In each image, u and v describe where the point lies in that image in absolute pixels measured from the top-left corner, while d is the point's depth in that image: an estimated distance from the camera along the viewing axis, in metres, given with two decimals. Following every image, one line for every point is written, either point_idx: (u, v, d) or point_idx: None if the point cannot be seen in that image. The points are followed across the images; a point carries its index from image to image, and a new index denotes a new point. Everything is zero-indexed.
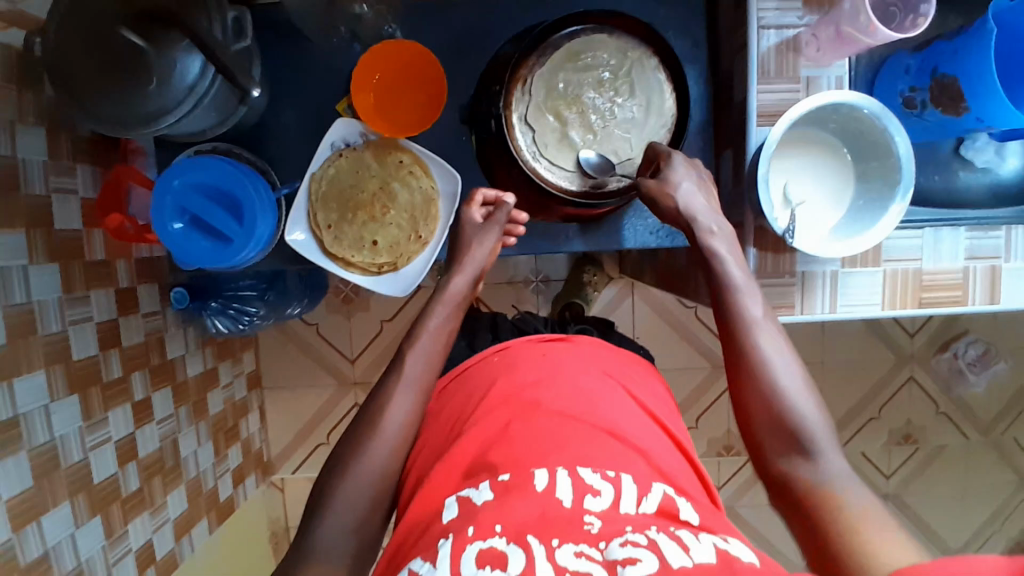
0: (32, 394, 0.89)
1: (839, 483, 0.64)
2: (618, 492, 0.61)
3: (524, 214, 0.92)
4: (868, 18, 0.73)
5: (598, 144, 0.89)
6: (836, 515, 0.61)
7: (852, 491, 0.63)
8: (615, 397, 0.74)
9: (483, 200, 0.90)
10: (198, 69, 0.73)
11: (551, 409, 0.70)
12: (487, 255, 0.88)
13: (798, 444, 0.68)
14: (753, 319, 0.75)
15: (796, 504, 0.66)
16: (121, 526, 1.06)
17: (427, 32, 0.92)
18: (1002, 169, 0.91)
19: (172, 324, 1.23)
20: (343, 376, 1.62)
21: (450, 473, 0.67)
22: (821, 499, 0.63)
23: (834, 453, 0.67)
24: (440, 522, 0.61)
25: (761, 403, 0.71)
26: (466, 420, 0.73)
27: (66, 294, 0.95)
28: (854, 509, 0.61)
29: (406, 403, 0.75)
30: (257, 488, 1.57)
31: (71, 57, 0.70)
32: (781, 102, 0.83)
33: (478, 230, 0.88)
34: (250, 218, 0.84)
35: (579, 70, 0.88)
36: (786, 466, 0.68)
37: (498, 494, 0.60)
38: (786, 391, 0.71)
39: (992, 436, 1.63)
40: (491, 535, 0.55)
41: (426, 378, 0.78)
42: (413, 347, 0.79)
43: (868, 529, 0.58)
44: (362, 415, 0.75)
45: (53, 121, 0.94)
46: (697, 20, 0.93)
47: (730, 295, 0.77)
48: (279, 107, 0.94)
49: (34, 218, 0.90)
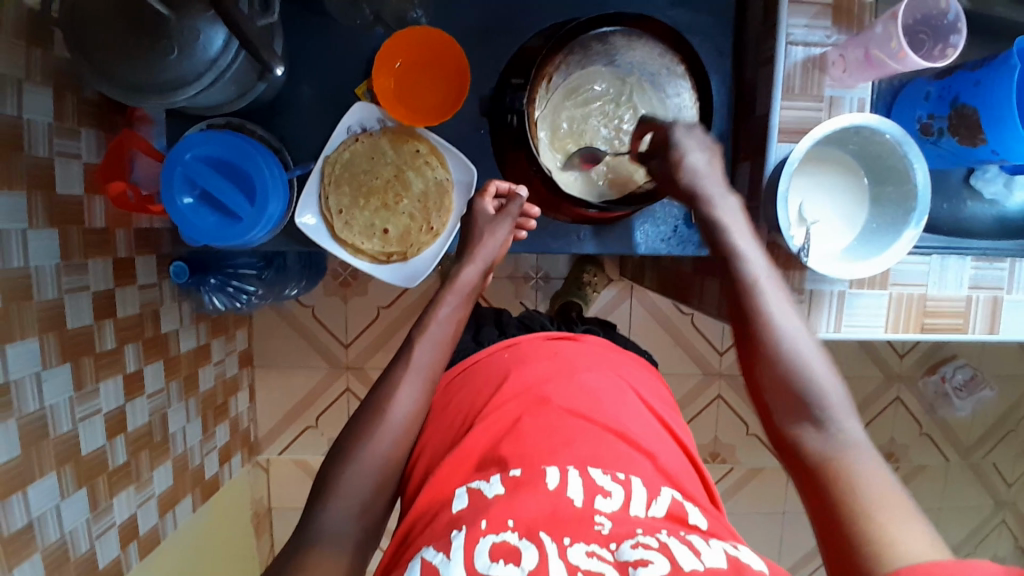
0: (23, 361, 0.87)
1: (850, 453, 0.61)
2: (629, 494, 0.61)
3: (536, 209, 0.92)
4: (900, 44, 0.73)
5: (611, 169, 0.91)
6: (844, 489, 0.58)
7: (866, 462, 0.60)
8: (624, 397, 0.74)
9: (496, 191, 0.89)
10: (222, 42, 0.70)
11: (561, 407, 0.69)
12: (498, 247, 0.87)
13: (809, 408, 0.65)
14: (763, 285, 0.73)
15: (805, 475, 0.62)
16: (106, 499, 1.05)
17: (451, 20, 0.91)
18: (1008, 203, 0.92)
19: (167, 297, 1.22)
20: (335, 360, 1.61)
21: (460, 465, 0.67)
22: (829, 467, 0.60)
23: (849, 418, 0.64)
24: (450, 511, 0.62)
25: (769, 366, 0.69)
26: (476, 412, 0.72)
27: (63, 262, 0.93)
28: (867, 479, 0.58)
29: (415, 391, 0.75)
30: (242, 467, 1.56)
31: (96, 21, 0.69)
32: (802, 121, 0.84)
33: (490, 221, 0.87)
34: (261, 197, 0.83)
35: (580, 104, 0.91)
36: (793, 431, 0.65)
37: (510, 489, 0.61)
38: (799, 354, 0.68)
39: (972, 459, 1.66)
40: (503, 529, 0.56)
41: (433, 369, 0.78)
42: (422, 335, 0.79)
43: (879, 510, 0.55)
44: (365, 405, 0.75)
45: (59, 81, 0.92)
46: (723, 29, 0.93)
47: (741, 266, 0.75)
48: (295, 86, 0.92)
49: (35, 181, 0.88)
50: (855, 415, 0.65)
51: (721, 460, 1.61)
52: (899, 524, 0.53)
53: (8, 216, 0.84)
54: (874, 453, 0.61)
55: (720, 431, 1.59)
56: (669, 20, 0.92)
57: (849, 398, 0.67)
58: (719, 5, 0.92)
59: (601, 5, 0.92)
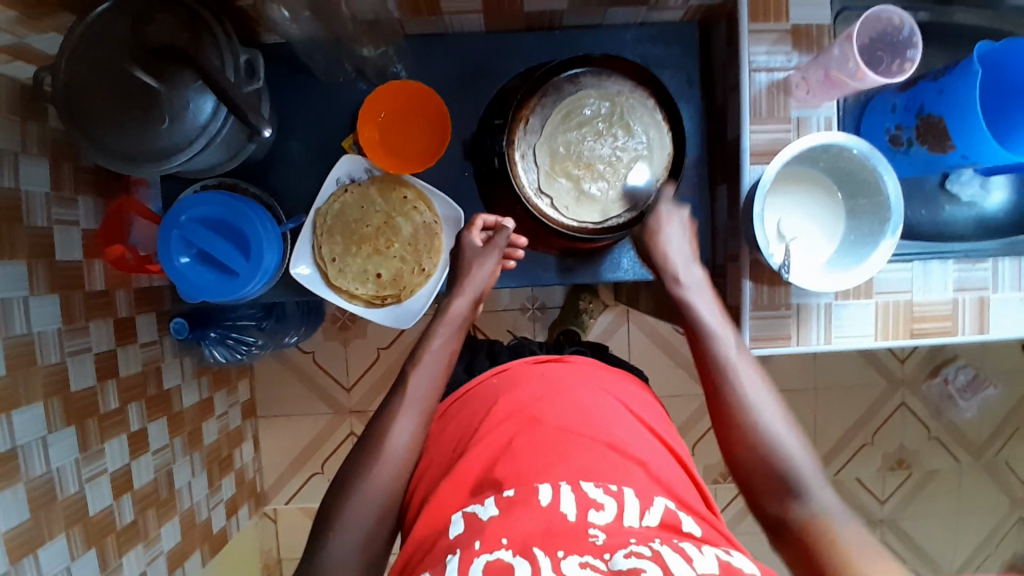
0: (31, 425, 0.89)
1: (832, 519, 0.68)
2: (622, 506, 0.62)
3: (524, 239, 0.93)
4: (856, 65, 0.76)
5: (614, 190, 0.91)
6: (831, 550, 0.65)
7: (845, 526, 0.67)
8: (614, 411, 0.75)
9: (483, 225, 0.91)
10: (210, 109, 0.73)
11: (554, 425, 0.71)
12: (487, 278, 0.88)
13: (789, 486, 0.70)
14: (738, 372, 0.77)
15: (795, 542, 0.68)
16: (116, 559, 1.05)
17: (430, 69, 0.95)
18: (987, 203, 0.95)
19: (169, 353, 1.23)
20: (338, 404, 1.62)
21: (457, 490, 0.68)
22: (814, 538, 0.67)
23: (826, 490, 0.70)
24: (447, 538, 0.63)
25: (748, 445, 0.73)
26: (471, 437, 0.73)
27: (65, 326, 0.95)
28: (853, 549, 0.65)
29: (410, 423, 0.75)
30: (250, 519, 1.55)
31: (89, 94, 0.71)
32: (774, 142, 0.86)
33: (478, 253, 0.88)
34: (256, 252, 0.85)
35: (575, 127, 0.90)
36: (780, 513, 0.70)
37: (504, 508, 0.62)
38: (771, 431, 0.73)
39: (983, 459, 1.65)
40: (498, 547, 0.57)
41: (428, 402, 0.78)
42: (416, 368, 0.80)
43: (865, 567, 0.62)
44: (363, 441, 0.75)
45: (56, 153, 0.95)
46: (691, 60, 0.97)
47: (711, 346, 0.79)
48: (286, 143, 0.95)
49: (35, 249, 0.90)
50: (827, 480, 0.71)
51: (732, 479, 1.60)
52: None
53: (10, 284, 0.86)
54: (851, 518, 0.68)
55: None
56: (638, 55, 0.96)
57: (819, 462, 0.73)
58: (685, 37, 0.97)
59: (572, 45, 0.96)
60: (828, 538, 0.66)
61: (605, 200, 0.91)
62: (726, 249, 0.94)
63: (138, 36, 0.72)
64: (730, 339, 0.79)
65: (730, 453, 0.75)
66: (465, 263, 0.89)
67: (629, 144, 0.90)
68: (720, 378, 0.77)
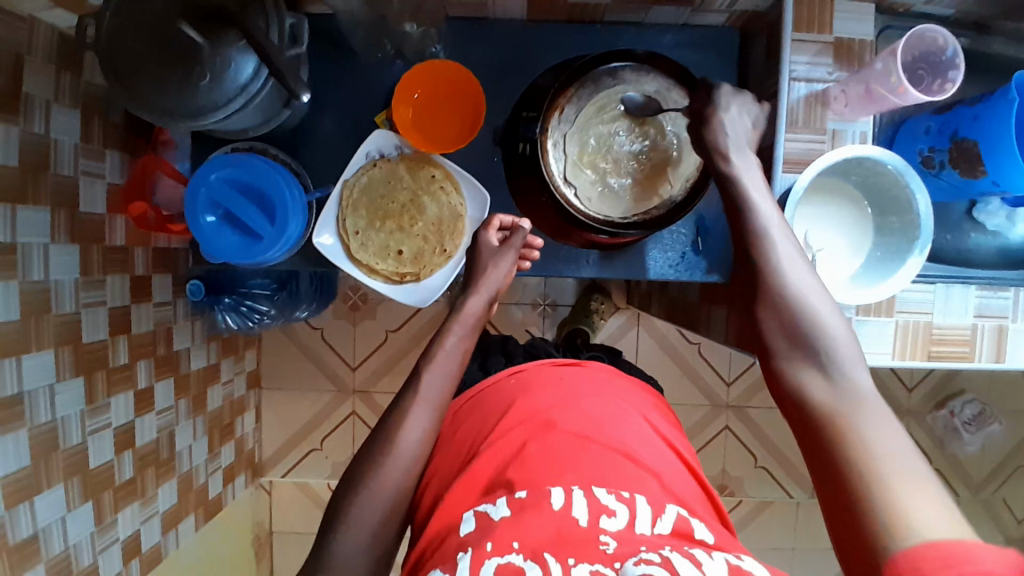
0: (40, 372, 0.89)
1: (861, 405, 0.59)
2: (633, 513, 0.62)
3: (539, 240, 0.94)
4: (899, 79, 0.76)
5: (640, 188, 0.92)
6: (850, 437, 0.57)
7: (873, 416, 0.58)
8: (628, 419, 0.75)
9: (500, 224, 0.92)
10: (252, 71, 0.73)
11: (567, 430, 0.70)
12: (503, 278, 0.89)
13: (818, 365, 0.64)
14: (779, 247, 0.72)
15: (809, 426, 0.61)
16: (111, 515, 1.05)
17: (468, 53, 0.95)
18: (1011, 234, 0.94)
19: (182, 316, 1.24)
20: (343, 383, 1.62)
21: (469, 488, 0.68)
22: (834, 424, 0.59)
23: (861, 380, 0.62)
24: (458, 536, 0.63)
25: (778, 320, 0.68)
26: (484, 437, 0.73)
27: (83, 277, 0.96)
28: (872, 433, 0.56)
29: (423, 419, 0.76)
30: (245, 489, 1.55)
31: (134, 51, 0.72)
32: (807, 152, 0.86)
33: (495, 252, 0.89)
34: (282, 217, 0.85)
35: (608, 122, 0.90)
36: (801, 390, 0.64)
37: (516, 511, 0.62)
38: (811, 311, 0.67)
39: (982, 495, 1.64)
40: (509, 551, 0.58)
41: (441, 400, 0.79)
42: (430, 366, 0.80)
43: (885, 464, 0.54)
44: (377, 432, 0.75)
45: (88, 105, 0.96)
46: (730, 65, 0.96)
47: (750, 219, 0.75)
48: (319, 114, 0.96)
49: (59, 198, 0.91)
50: (866, 371, 0.63)
51: (728, 492, 1.60)
52: (905, 484, 0.52)
53: (32, 230, 0.86)
54: (884, 410, 0.59)
55: (727, 462, 1.58)
56: (677, 56, 0.96)
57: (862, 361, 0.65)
58: (725, 44, 0.96)
59: (612, 40, 0.96)
60: (849, 427, 0.58)
61: (628, 197, 0.92)
62: None
63: None
64: (775, 219, 0.74)
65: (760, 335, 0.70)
66: (481, 262, 0.90)
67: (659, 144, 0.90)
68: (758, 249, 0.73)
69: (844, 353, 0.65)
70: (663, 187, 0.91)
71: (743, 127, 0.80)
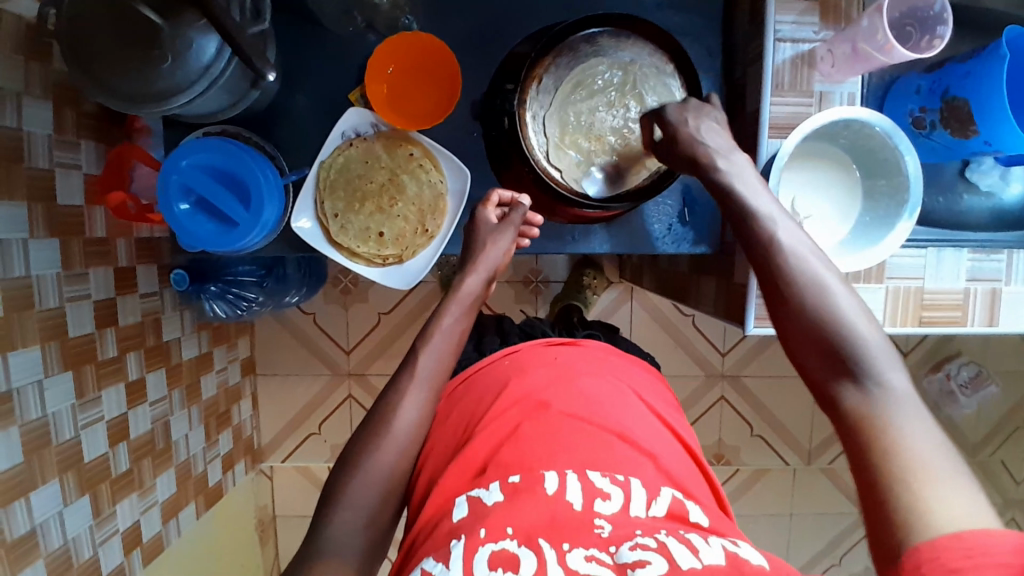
0: (27, 368, 0.88)
1: (894, 409, 0.55)
2: (628, 496, 0.62)
3: (538, 216, 0.93)
4: (885, 37, 0.73)
5: (625, 163, 0.90)
6: (881, 446, 0.53)
7: (910, 421, 0.54)
8: (625, 401, 0.74)
9: (499, 200, 0.91)
10: (214, 50, 0.71)
11: (561, 412, 0.70)
12: (502, 255, 0.88)
13: (846, 366, 0.58)
14: (788, 239, 0.65)
15: (842, 431, 0.57)
16: (109, 507, 1.05)
17: (444, 26, 0.92)
18: (1005, 194, 0.92)
19: (169, 306, 1.23)
20: (337, 367, 1.62)
21: (463, 473, 0.67)
22: (865, 430, 0.55)
23: (896, 377, 0.57)
24: (450, 521, 0.62)
25: (792, 312, 0.62)
26: (477, 421, 0.72)
27: (64, 271, 0.94)
28: (908, 440, 0.52)
29: (418, 401, 0.75)
30: (246, 475, 1.56)
31: (90, 30, 0.69)
32: (793, 116, 0.83)
33: (493, 230, 0.88)
34: (257, 203, 0.83)
35: (587, 97, 0.88)
36: (830, 390, 0.59)
37: (509, 497, 0.61)
38: (831, 307, 0.61)
39: (979, 456, 1.64)
40: (502, 537, 0.57)
41: (436, 379, 0.78)
42: (426, 347, 0.79)
43: (924, 474, 0.50)
44: (369, 419, 0.74)
45: (60, 94, 0.93)
46: (713, 29, 0.94)
47: (756, 217, 0.67)
48: (293, 94, 0.93)
49: (35, 191, 0.89)
50: (902, 367, 0.58)
51: (726, 462, 1.60)
52: (937, 491, 0.49)
53: (9, 225, 0.85)
54: (921, 413, 0.55)
55: (724, 432, 1.58)
56: (659, 21, 0.93)
57: (894, 350, 0.60)
58: (709, 7, 0.93)
59: (592, 7, 0.93)
60: (881, 434, 0.54)
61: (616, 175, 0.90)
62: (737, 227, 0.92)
63: None
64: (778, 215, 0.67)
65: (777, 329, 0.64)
66: (478, 239, 0.88)
67: (642, 115, 0.88)
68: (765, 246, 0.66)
69: (873, 343, 0.59)
70: (651, 159, 0.90)
71: (717, 131, 0.75)
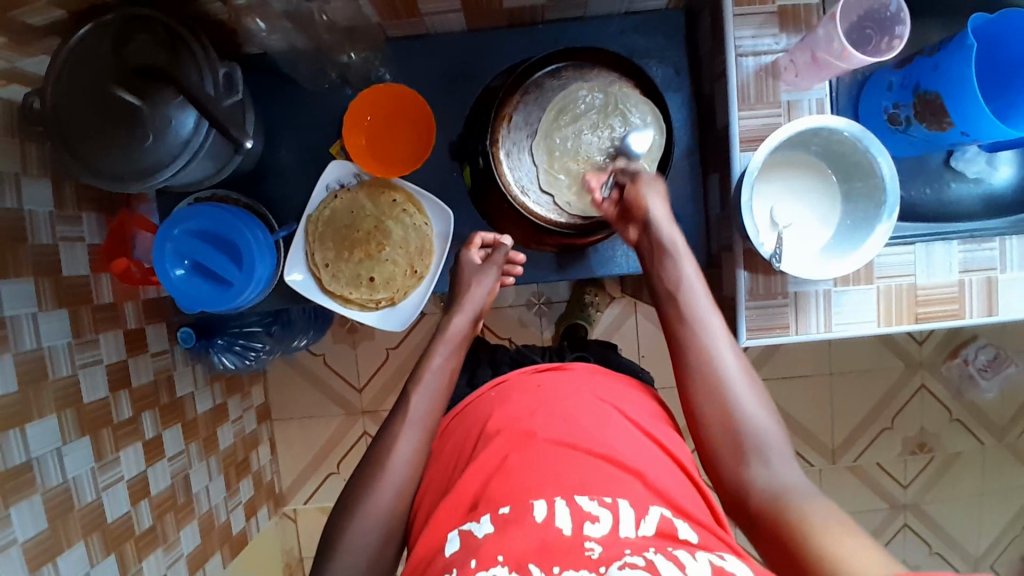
0: (43, 438, 0.91)
1: (793, 491, 0.67)
2: (617, 517, 0.62)
3: (521, 254, 0.94)
4: (842, 44, 0.74)
5: None
6: (797, 529, 0.62)
7: (808, 499, 0.66)
8: (616, 424, 0.74)
9: (482, 242, 0.92)
10: (192, 123, 0.74)
11: (546, 439, 0.70)
12: (486, 295, 0.90)
13: (755, 454, 0.71)
14: (712, 336, 0.78)
15: (760, 516, 0.67)
16: (136, 564, 1.07)
17: (415, 72, 0.95)
18: (994, 179, 0.92)
19: (181, 362, 1.26)
20: (351, 405, 1.64)
21: (455, 509, 0.68)
22: (782, 510, 0.65)
23: (789, 462, 0.71)
24: (444, 555, 0.63)
25: (717, 409, 0.75)
26: (468, 455, 0.73)
27: (75, 339, 0.98)
28: (812, 512, 0.64)
29: (413, 440, 0.76)
30: (269, 520, 1.57)
31: (76, 119, 0.72)
32: (764, 127, 0.85)
33: (477, 270, 0.90)
34: (249, 261, 0.86)
35: (572, 122, 0.89)
36: (743, 477, 0.71)
37: (499, 527, 0.62)
38: (745, 416, 0.74)
39: (1007, 440, 1.61)
40: (493, 565, 0.57)
41: (431, 410, 0.79)
42: (416, 386, 0.81)
43: (836, 545, 0.58)
44: (369, 456, 0.77)
45: (58, 171, 0.96)
46: (679, 47, 0.95)
47: (688, 315, 0.80)
48: (277, 153, 0.96)
49: (41, 267, 0.92)
50: (795, 458, 0.71)
51: None
52: (847, 545, 0.58)
53: (18, 302, 0.88)
54: (815, 491, 0.67)
55: None
56: (625, 45, 0.95)
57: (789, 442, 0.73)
58: (673, 26, 0.95)
59: (558, 38, 0.95)
60: (793, 513, 0.64)
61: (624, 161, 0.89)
62: (721, 240, 0.92)
63: (118, 57, 0.72)
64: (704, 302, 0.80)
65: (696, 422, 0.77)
66: (465, 279, 0.91)
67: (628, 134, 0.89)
68: (693, 346, 0.78)
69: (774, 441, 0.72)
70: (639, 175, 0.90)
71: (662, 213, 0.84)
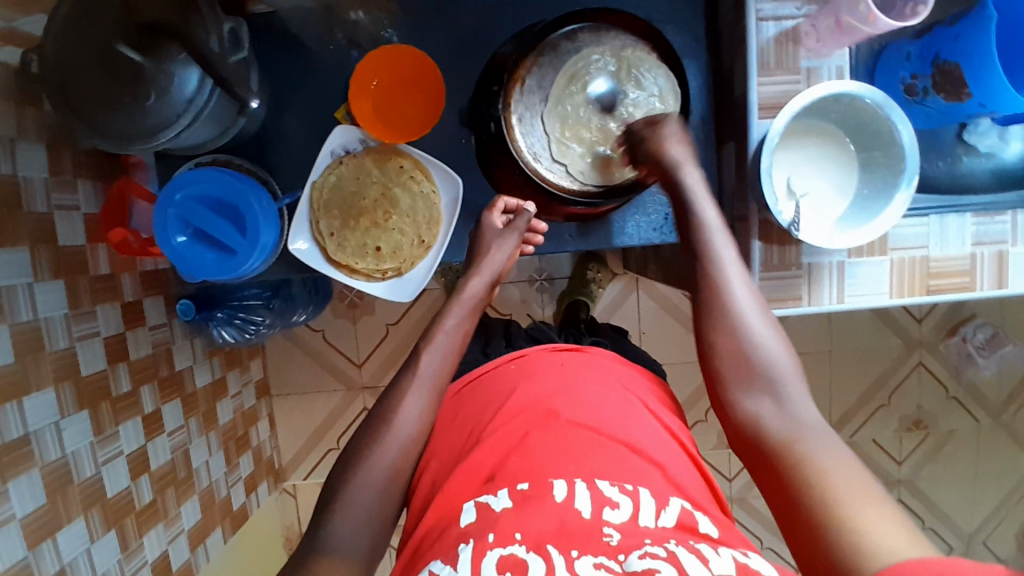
0: (41, 411, 0.89)
1: (805, 430, 0.65)
2: (637, 505, 0.61)
3: (542, 223, 0.94)
4: (868, 8, 0.73)
5: None
6: (806, 475, 0.61)
7: (820, 440, 0.64)
8: (637, 414, 0.73)
9: (505, 207, 0.91)
10: (196, 84, 0.72)
11: (569, 420, 0.69)
12: (505, 259, 0.90)
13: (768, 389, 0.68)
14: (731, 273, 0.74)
15: (768, 457, 0.65)
16: (137, 539, 1.06)
17: (424, 37, 0.92)
18: (1005, 153, 0.90)
19: (179, 335, 1.24)
20: (351, 381, 1.63)
21: (468, 482, 0.67)
22: (792, 453, 0.63)
23: (805, 401, 0.68)
24: (458, 526, 0.62)
25: (734, 346, 0.71)
26: (483, 428, 0.72)
27: (72, 311, 0.95)
28: (824, 459, 0.61)
29: (419, 404, 0.75)
30: (269, 495, 1.57)
31: (76, 76, 0.69)
32: (782, 95, 0.83)
33: (498, 235, 0.90)
34: (253, 228, 0.84)
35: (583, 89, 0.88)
36: (751, 415, 0.68)
37: (518, 502, 0.62)
38: (763, 354, 0.70)
39: (1002, 418, 1.63)
40: (511, 542, 0.57)
41: (439, 379, 0.78)
42: (427, 346, 0.80)
43: (850, 503, 0.56)
44: (372, 415, 0.75)
45: (53, 137, 0.93)
46: (695, 13, 0.93)
47: (709, 251, 0.76)
48: (280, 119, 0.94)
49: (37, 235, 0.90)
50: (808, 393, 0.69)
51: None
52: (861, 505, 0.56)
53: (13, 271, 0.85)
54: (828, 430, 0.65)
55: None
56: (640, 10, 0.93)
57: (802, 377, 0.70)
58: None
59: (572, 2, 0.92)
60: (803, 458, 0.62)
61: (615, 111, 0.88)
62: (735, 211, 0.91)
63: (118, 11, 0.70)
64: (722, 234, 0.76)
65: (706, 352, 0.73)
66: (484, 242, 0.90)
67: (641, 98, 0.88)
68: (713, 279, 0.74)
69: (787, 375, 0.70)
70: None
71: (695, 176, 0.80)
